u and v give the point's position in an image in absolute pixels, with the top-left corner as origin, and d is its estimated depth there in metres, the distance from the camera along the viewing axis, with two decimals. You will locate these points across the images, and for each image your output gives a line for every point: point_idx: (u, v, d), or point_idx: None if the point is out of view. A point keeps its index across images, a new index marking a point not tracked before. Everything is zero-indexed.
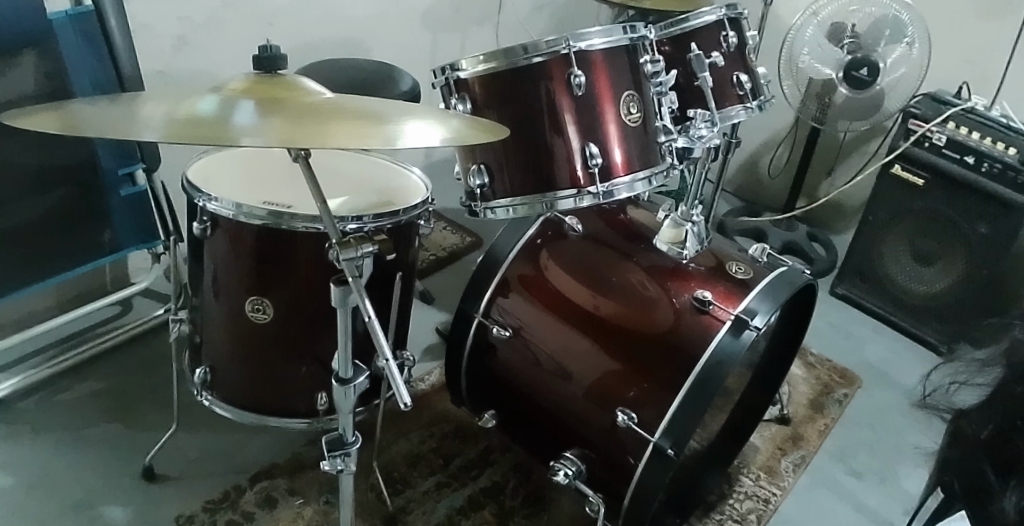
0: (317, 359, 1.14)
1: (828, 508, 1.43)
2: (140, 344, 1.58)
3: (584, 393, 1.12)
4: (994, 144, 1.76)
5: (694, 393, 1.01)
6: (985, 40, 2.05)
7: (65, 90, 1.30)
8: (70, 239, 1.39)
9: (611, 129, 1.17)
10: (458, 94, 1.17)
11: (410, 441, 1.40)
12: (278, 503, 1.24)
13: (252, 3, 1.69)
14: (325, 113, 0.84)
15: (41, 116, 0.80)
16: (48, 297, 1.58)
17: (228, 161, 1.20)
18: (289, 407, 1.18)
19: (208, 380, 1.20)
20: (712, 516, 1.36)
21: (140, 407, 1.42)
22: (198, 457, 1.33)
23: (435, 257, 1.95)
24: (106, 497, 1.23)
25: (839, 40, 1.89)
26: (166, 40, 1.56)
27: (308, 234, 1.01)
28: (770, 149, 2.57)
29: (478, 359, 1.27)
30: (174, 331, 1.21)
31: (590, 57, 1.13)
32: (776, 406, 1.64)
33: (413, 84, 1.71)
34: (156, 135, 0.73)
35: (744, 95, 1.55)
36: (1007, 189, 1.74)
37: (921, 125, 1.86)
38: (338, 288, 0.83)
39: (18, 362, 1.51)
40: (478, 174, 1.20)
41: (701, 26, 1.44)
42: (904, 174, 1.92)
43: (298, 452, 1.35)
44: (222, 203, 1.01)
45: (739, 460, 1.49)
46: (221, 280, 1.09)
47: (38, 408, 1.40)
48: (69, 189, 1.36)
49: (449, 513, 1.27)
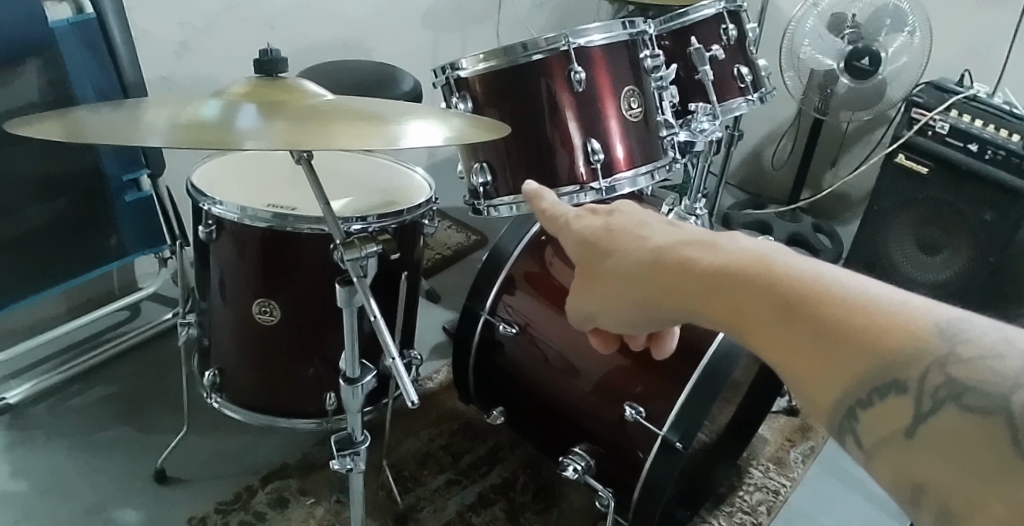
0: (326, 360, 1.14)
1: (838, 499, 1.43)
2: (149, 347, 1.59)
3: (593, 388, 1.12)
4: (997, 131, 1.78)
5: (702, 386, 1.01)
6: (987, 27, 2.05)
7: (69, 99, 1.31)
8: (77, 246, 1.40)
9: (611, 124, 1.17)
10: (459, 93, 1.18)
11: (419, 439, 1.41)
12: (289, 504, 1.25)
13: (252, 8, 1.70)
14: (326, 114, 0.85)
15: (46, 124, 0.81)
16: (57, 304, 1.59)
17: (233, 164, 1.21)
18: (299, 408, 1.19)
19: (218, 382, 1.20)
20: (722, 508, 1.37)
21: (150, 410, 1.44)
22: (209, 459, 1.34)
23: (440, 256, 1.95)
24: (119, 500, 1.25)
25: (839, 30, 1.88)
26: (168, 46, 1.57)
27: (313, 236, 1.02)
28: (774, 141, 2.57)
29: (486, 356, 1.28)
30: (183, 335, 1.23)
31: (590, 53, 1.14)
32: (784, 398, 1.64)
33: (415, 83, 1.71)
34: (159, 141, 0.74)
35: (745, 88, 1.54)
36: (1011, 175, 1.76)
37: (923, 113, 1.87)
38: (343, 289, 0.84)
39: (28, 369, 1.52)
40: (480, 172, 1.20)
41: (702, 19, 1.44)
42: (907, 163, 1.92)
43: (309, 452, 1.35)
44: (227, 207, 1.03)
45: (748, 453, 1.49)
46: (228, 284, 1.10)
47: (49, 413, 1.41)
48: (77, 196, 1.38)
49: (459, 509, 1.28)
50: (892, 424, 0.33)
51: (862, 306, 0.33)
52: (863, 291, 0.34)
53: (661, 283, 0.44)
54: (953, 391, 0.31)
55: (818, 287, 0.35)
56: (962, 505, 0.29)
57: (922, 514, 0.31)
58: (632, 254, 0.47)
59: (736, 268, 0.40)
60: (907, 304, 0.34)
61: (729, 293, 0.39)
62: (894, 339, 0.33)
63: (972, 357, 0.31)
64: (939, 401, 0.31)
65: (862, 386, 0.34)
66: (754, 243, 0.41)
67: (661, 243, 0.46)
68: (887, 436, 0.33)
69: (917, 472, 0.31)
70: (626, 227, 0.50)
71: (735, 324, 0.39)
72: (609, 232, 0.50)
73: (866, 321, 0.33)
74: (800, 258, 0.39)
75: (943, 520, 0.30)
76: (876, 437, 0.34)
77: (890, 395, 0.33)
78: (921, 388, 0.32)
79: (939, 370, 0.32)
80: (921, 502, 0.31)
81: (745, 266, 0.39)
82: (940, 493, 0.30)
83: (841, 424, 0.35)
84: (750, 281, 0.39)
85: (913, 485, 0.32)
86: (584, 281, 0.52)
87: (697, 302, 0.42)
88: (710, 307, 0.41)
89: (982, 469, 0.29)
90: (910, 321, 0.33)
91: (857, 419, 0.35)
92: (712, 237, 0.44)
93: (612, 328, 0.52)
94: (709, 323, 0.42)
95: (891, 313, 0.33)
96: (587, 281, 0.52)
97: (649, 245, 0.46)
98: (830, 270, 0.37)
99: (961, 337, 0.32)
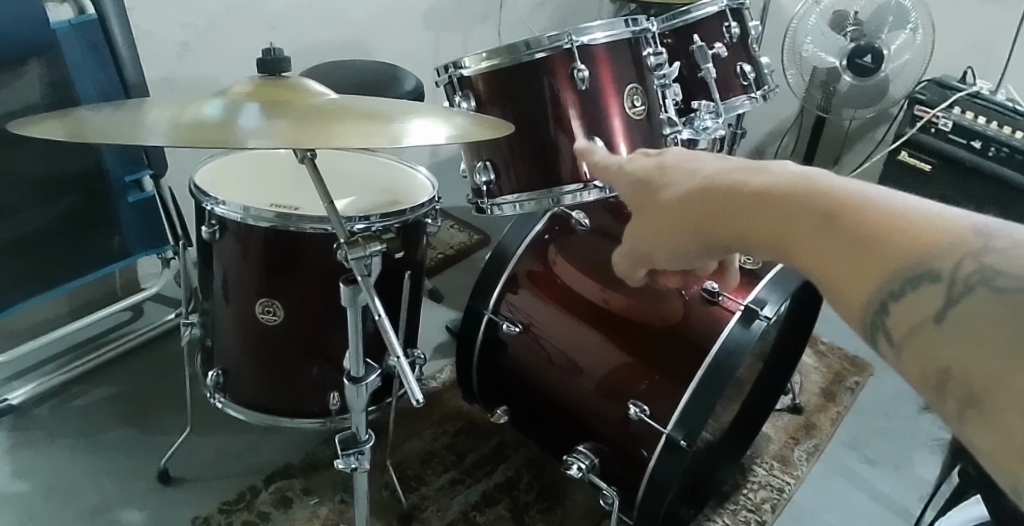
0: (329, 359, 1.14)
1: (842, 496, 1.43)
2: (152, 348, 1.59)
3: (597, 386, 1.12)
4: (999, 129, 1.81)
5: (706, 384, 1.01)
6: (990, 24, 2.04)
7: (70, 99, 1.31)
8: (79, 248, 1.40)
9: (616, 123, 1.17)
10: (462, 91, 1.17)
11: (423, 439, 1.41)
12: (292, 503, 1.25)
13: (254, 8, 1.70)
14: (330, 113, 0.85)
15: (49, 123, 0.81)
16: (60, 304, 1.59)
17: (235, 164, 1.20)
18: (302, 408, 1.18)
19: (221, 383, 1.20)
20: (726, 506, 1.36)
21: (153, 410, 1.44)
22: (213, 459, 1.34)
23: (443, 255, 1.95)
24: (122, 501, 1.25)
25: (841, 28, 1.87)
26: (170, 46, 1.57)
27: (316, 235, 1.02)
28: (777, 139, 2.56)
29: (490, 356, 1.27)
30: (186, 335, 1.23)
31: (593, 51, 1.14)
32: (788, 395, 1.64)
33: (417, 82, 1.71)
34: (162, 140, 0.74)
35: (748, 86, 1.54)
36: (1013, 171, 1.77)
37: (926, 110, 1.92)
38: (346, 287, 0.83)
39: (31, 369, 1.52)
40: (484, 170, 1.20)
41: (703, 17, 1.44)
42: (910, 160, 1.96)
43: (312, 452, 1.35)
44: (230, 206, 1.02)
45: (752, 451, 1.49)
46: (231, 285, 1.10)
47: (52, 414, 1.41)
48: (78, 196, 1.38)
49: (463, 508, 1.28)
50: (921, 311, 0.30)
51: (897, 211, 0.32)
52: (900, 200, 0.32)
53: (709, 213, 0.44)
54: (984, 275, 0.28)
55: (854, 195, 0.34)
56: (985, 382, 0.26)
57: (949, 403, 0.28)
58: (686, 188, 0.46)
59: (778, 189, 0.38)
60: (947, 211, 0.31)
61: (768, 212, 0.38)
62: (929, 238, 0.30)
63: (1009, 249, 0.29)
64: (970, 286, 0.28)
65: (894, 278, 0.31)
66: (801, 169, 0.39)
67: (714, 174, 0.45)
68: (917, 326, 0.31)
69: (940, 354, 0.29)
70: (681, 162, 0.50)
71: (769, 238, 0.38)
72: (664, 167, 0.51)
73: (894, 224, 0.31)
74: (845, 177, 0.37)
75: (968, 406, 0.27)
76: (905, 329, 0.31)
77: (920, 286, 0.30)
78: (953, 276, 0.29)
79: (974, 259, 0.29)
80: (947, 389, 0.28)
81: (788, 187, 0.38)
82: (968, 374, 0.27)
83: (873, 321, 0.33)
84: (788, 198, 0.37)
85: (940, 371, 0.29)
86: (637, 218, 0.52)
87: (739, 229, 0.41)
88: (751, 231, 0.39)
89: (1011, 345, 0.26)
90: (946, 225, 0.31)
91: (888, 313, 0.32)
92: (759, 166, 0.42)
93: (669, 264, 0.51)
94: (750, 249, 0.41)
95: (925, 217, 0.31)
96: (636, 216, 0.52)
97: (703, 178, 0.45)
98: (872, 186, 0.35)
99: (995, 234, 0.29)
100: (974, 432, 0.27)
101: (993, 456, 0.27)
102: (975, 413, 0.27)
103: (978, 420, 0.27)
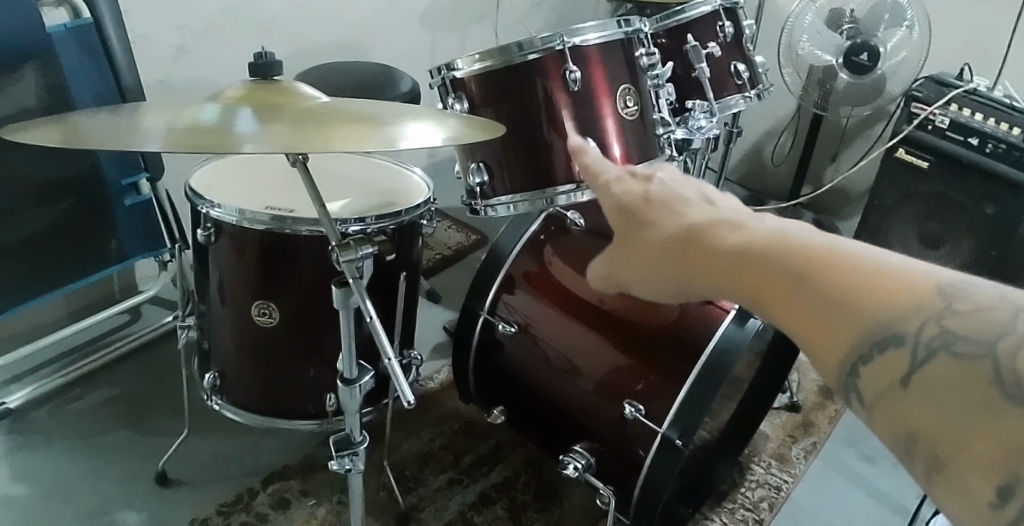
0: (325, 360, 1.15)
1: (840, 494, 1.43)
2: (150, 351, 1.60)
3: (595, 387, 1.12)
4: (998, 125, 1.82)
5: (701, 383, 1.01)
6: (986, 21, 2.04)
7: (67, 103, 1.31)
8: (75, 251, 1.41)
9: (609, 123, 1.18)
10: (455, 93, 1.18)
11: (420, 439, 1.41)
12: (290, 505, 1.26)
13: (250, 10, 1.70)
14: (323, 116, 0.85)
15: (43, 129, 0.81)
16: (58, 307, 1.60)
17: (231, 167, 1.21)
18: (300, 409, 1.19)
19: (218, 384, 1.21)
20: (723, 505, 1.37)
21: (152, 413, 1.44)
22: (211, 461, 1.34)
23: (440, 256, 1.96)
24: (120, 503, 1.25)
25: (838, 25, 1.87)
26: (166, 49, 1.58)
27: (311, 238, 1.03)
28: (773, 137, 2.56)
29: (486, 357, 1.28)
30: (182, 337, 1.23)
31: (585, 52, 1.14)
32: (785, 393, 1.64)
33: (413, 84, 1.71)
34: (157, 145, 0.75)
35: (742, 85, 1.54)
36: (1011, 167, 1.80)
37: (923, 109, 1.91)
38: (339, 290, 0.84)
39: (29, 372, 1.53)
40: (477, 171, 1.20)
41: (697, 17, 1.44)
42: (907, 157, 1.97)
43: (310, 453, 1.36)
44: (225, 209, 1.03)
45: (750, 449, 1.49)
46: (227, 287, 1.10)
47: (50, 417, 1.42)
48: (74, 201, 1.38)
49: (460, 509, 1.29)
50: (888, 376, 0.33)
51: (868, 271, 0.34)
52: (872, 258, 0.35)
53: (691, 256, 0.46)
54: (946, 339, 0.31)
55: (830, 253, 0.36)
56: (947, 446, 0.29)
57: (917, 464, 0.31)
58: (666, 227, 0.50)
59: (758, 243, 0.41)
60: (915, 269, 0.34)
61: (748, 262, 0.41)
62: (895, 299, 0.33)
63: (968, 310, 0.32)
64: (932, 351, 0.32)
65: (864, 340, 0.34)
66: (779, 223, 0.42)
67: (694, 219, 0.48)
68: (885, 388, 0.34)
69: (908, 417, 0.32)
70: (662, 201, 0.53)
71: (750, 291, 0.40)
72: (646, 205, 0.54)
73: (866, 283, 0.34)
74: (820, 234, 0.39)
75: (934, 470, 0.30)
76: (874, 392, 0.34)
77: (887, 348, 0.33)
78: (916, 339, 0.32)
79: (936, 322, 0.32)
80: (914, 452, 0.31)
81: (766, 243, 0.40)
82: (931, 442, 0.30)
83: (845, 382, 0.36)
84: (767, 254, 0.40)
85: (907, 435, 0.32)
86: (622, 256, 0.54)
87: (721, 277, 0.43)
88: (731, 276, 0.42)
89: (965, 413, 0.29)
90: (915, 284, 0.33)
91: (858, 376, 0.35)
92: (740, 218, 0.45)
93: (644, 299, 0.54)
94: (730, 298, 0.43)
95: (894, 276, 0.34)
96: (622, 256, 0.55)
97: (684, 220, 0.49)
98: (846, 242, 0.37)
99: (959, 294, 0.32)
100: (942, 491, 0.31)
101: (962, 513, 0.30)
102: (942, 476, 0.30)
103: (945, 482, 0.30)
